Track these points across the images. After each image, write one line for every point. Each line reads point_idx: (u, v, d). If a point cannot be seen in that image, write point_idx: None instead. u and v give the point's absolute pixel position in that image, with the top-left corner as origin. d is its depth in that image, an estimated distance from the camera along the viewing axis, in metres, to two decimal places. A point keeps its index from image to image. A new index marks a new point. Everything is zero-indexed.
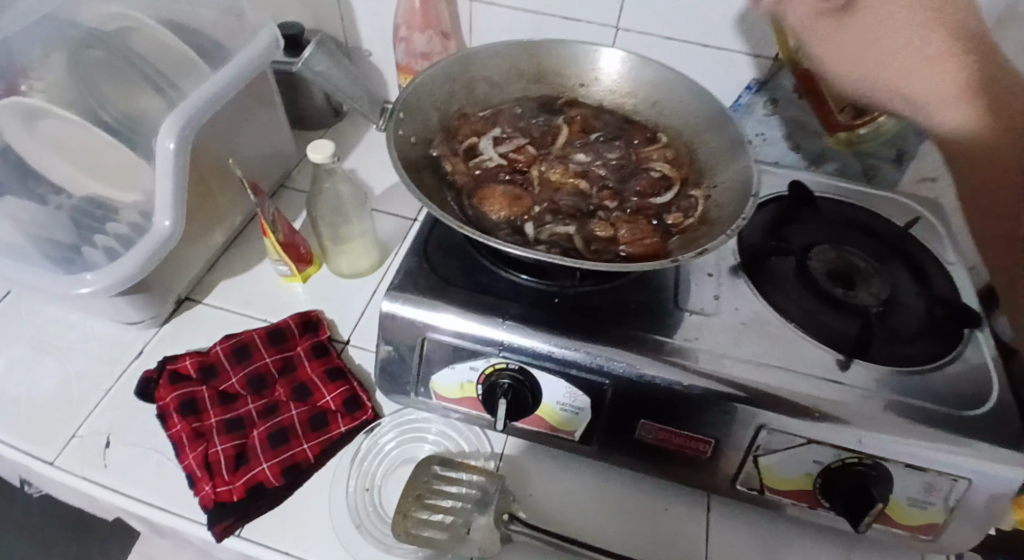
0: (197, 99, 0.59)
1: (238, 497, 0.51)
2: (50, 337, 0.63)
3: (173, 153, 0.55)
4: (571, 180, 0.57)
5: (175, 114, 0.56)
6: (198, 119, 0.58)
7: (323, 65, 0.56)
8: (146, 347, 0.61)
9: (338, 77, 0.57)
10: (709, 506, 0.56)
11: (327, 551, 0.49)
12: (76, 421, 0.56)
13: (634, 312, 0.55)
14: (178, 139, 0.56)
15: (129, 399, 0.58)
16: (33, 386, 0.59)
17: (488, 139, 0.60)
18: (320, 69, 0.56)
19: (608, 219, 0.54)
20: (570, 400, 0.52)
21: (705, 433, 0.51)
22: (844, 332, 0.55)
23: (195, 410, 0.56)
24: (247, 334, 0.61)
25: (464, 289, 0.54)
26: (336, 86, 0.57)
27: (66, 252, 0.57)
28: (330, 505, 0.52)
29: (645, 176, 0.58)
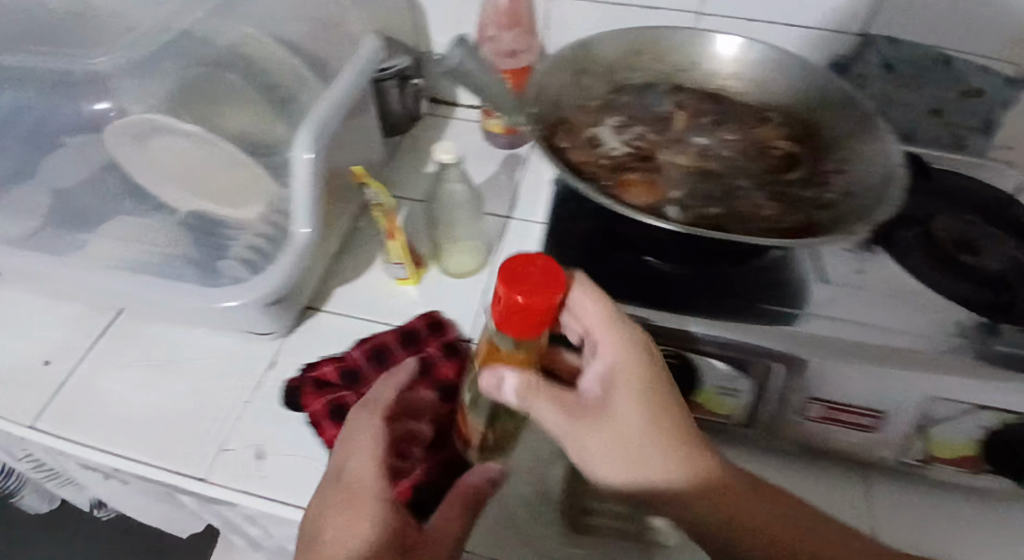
0: (327, 108, 0.58)
1: (406, 499, 0.51)
2: (176, 352, 0.63)
3: (312, 165, 0.54)
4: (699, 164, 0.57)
5: (310, 119, 0.55)
6: (330, 124, 0.57)
7: (459, 57, 0.74)
8: (278, 358, 0.62)
9: (468, 62, 0.73)
10: (859, 482, 0.56)
11: (500, 546, 0.51)
12: (222, 435, 0.56)
13: (773, 290, 0.55)
14: (315, 148, 0.55)
15: (272, 409, 0.58)
16: (171, 404, 0.58)
17: (606, 128, 0.59)
18: (458, 60, 0.73)
19: (748, 200, 0.53)
20: (731, 383, 0.50)
21: (872, 406, 0.49)
22: (983, 297, 0.55)
23: (344, 416, 0.56)
24: (381, 338, 0.61)
25: (607, 280, 0.55)
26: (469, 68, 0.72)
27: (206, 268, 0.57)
28: (498, 500, 0.53)
29: (768, 155, 0.58)
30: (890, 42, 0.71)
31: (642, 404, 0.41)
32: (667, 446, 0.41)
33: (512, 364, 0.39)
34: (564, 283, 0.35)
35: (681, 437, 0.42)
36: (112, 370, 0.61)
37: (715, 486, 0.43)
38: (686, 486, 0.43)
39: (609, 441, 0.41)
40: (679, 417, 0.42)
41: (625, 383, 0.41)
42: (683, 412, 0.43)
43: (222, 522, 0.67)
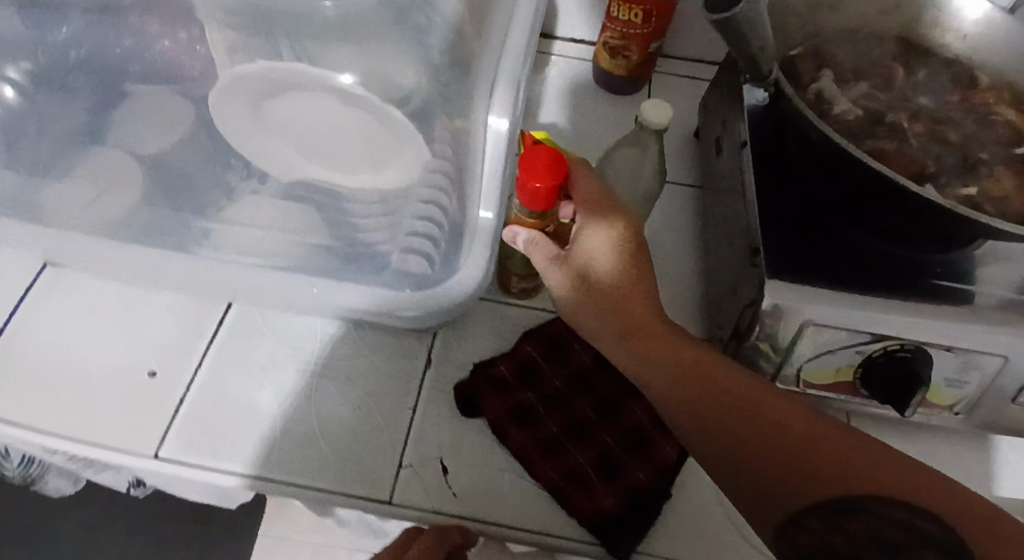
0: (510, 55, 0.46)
1: (622, 510, 0.47)
2: (307, 353, 0.53)
3: (506, 134, 0.43)
4: (936, 131, 0.50)
5: (503, 75, 0.44)
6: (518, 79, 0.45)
7: None
8: (434, 354, 0.54)
9: None
10: None
11: (697, 543, 0.48)
12: (395, 449, 0.49)
13: (998, 275, 0.51)
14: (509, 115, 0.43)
15: (445, 416, 0.51)
16: (323, 415, 0.50)
17: (825, 86, 0.51)
18: None
19: (999, 177, 0.47)
20: (961, 376, 0.49)
21: None
22: None
23: (533, 420, 0.50)
24: (552, 328, 0.55)
25: (832, 265, 0.49)
26: None
27: (369, 256, 0.50)
28: (708, 502, 0.50)
29: (1000, 120, 0.51)
30: None
31: (605, 248, 0.44)
32: (659, 353, 0.42)
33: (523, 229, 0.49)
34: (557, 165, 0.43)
35: (694, 359, 0.41)
36: (237, 377, 0.51)
37: (753, 395, 0.39)
38: (675, 388, 0.41)
39: (580, 282, 0.44)
40: (639, 286, 0.44)
41: (620, 280, 0.44)
42: (676, 327, 0.44)
43: (357, 527, 0.61)
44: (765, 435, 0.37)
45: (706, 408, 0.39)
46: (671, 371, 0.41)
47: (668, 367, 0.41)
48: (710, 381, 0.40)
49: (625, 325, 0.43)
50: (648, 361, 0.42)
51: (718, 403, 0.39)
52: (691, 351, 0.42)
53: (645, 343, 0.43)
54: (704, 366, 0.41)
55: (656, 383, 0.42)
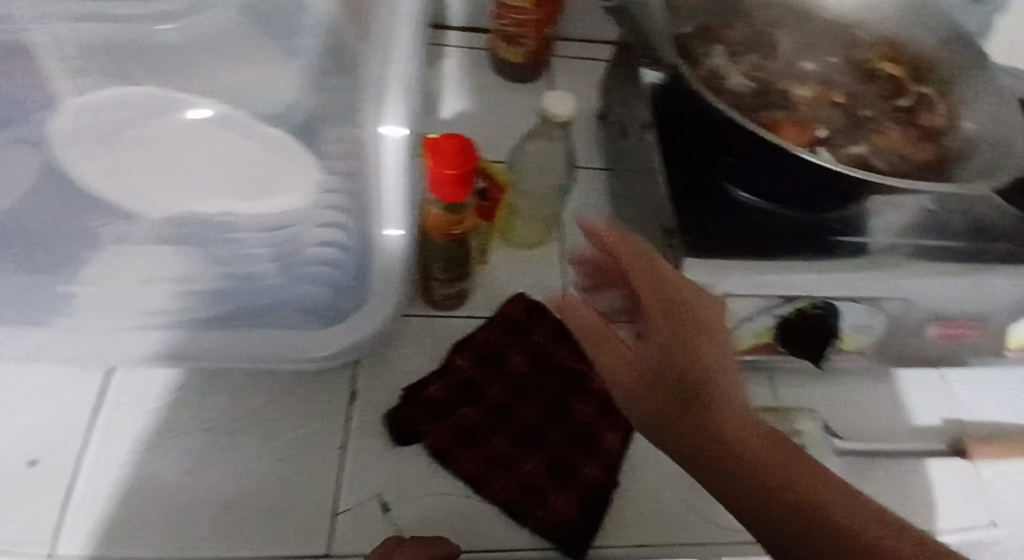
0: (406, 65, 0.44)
1: (577, 511, 0.45)
2: (216, 408, 0.48)
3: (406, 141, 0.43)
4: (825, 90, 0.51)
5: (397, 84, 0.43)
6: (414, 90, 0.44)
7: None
8: (358, 384, 0.50)
9: None
10: (954, 381, 0.60)
11: (652, 528, 0.47)
12: (329, 493, 0.45)
13: (896, 222, 0.53)
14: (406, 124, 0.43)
15: (377, 448, 0.48)
16: (242, 473, 0.45)
17: (716, 57, 0.51)
18: None
19: (882, 131, 0.49)
20: (867, 320, 0.50)
21: (982, 319, 0.53)
22: None
23: (474, 435, 0.47)
24: (481, 337, 0.52)
25: (753, 233, 0.49)
26: None
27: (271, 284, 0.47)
28: (659, 484, 0.49)
29: (877, 76, 0.53)
30: None
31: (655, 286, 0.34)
32: (659, 373, 0.32)
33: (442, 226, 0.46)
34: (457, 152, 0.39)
35: (700, 389, 0.31)
36: (135, 446, 0.46)
37: (776, 446, 0.30)
38: (673, 423, 0.31)
39: (594, 315, 0.36)
40: (690, 329, 0.32)
41: (677, 316, 0.33)
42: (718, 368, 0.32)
43: None
44: (780, 488, 0.28)
45: (710, 450, 0.30)
46: (674, 396, 0.31)
47: (672, 395, 0.32)
48: (721, 417, 0.31)
49: (610, 341, 0.34)
50: (640, 382, 0.33)
51: (730, 443, 0.30)
52: (708, 378, 0.31)
53: (641, 361, 0.33)
54: (713, 390, 0.31)
55: (644, 412, 0.33)
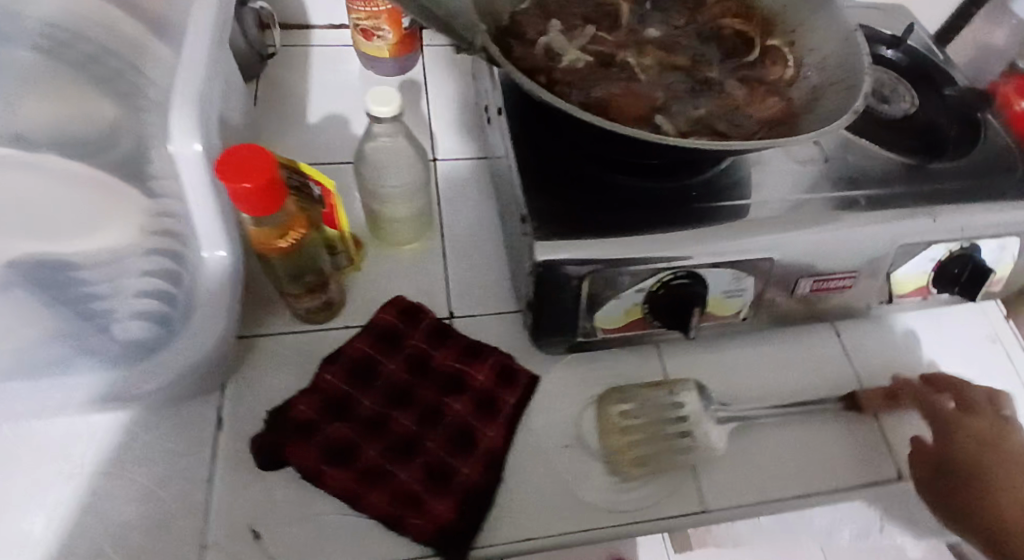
0: (187, 68, 0.40)
1: (457, 515, 0.44)
2: (74, 456, 0.46)
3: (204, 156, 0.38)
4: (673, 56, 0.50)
5: (180, 94, 0.38)
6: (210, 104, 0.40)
7: None
8: (224, 412, 0.48)
9: None
10: (840, 330, 0.61)
11: (538, 521, 0.46)
12: (196, 531, 0.43)
13: (752, 181, 0.54)
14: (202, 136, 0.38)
15: (247, 476, 0.46)
16: (102, 520, 0.43)
17: (557, 34, 0.49)
18: None
19: (725, 92, 0.49)
20: (736, 285, 0.51)
21: (852, 267, 0.53)
22: (911, 144, 0.59)
23: (346, 451, 0.46)
24: (351, 348, 0.50)
25: (602, 211, 0.49)
26: None
27: (83, 327, 0.45)
28: (545, 475, 0.48)
29: (721, 36, 0.53)
30: None
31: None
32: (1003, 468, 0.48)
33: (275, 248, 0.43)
34: (245, 168, 0.36)
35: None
36: None
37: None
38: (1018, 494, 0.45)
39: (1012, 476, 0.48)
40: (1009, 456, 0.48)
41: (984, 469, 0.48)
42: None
43: None
44: None
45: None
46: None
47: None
48: None
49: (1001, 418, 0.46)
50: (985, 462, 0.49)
51: None
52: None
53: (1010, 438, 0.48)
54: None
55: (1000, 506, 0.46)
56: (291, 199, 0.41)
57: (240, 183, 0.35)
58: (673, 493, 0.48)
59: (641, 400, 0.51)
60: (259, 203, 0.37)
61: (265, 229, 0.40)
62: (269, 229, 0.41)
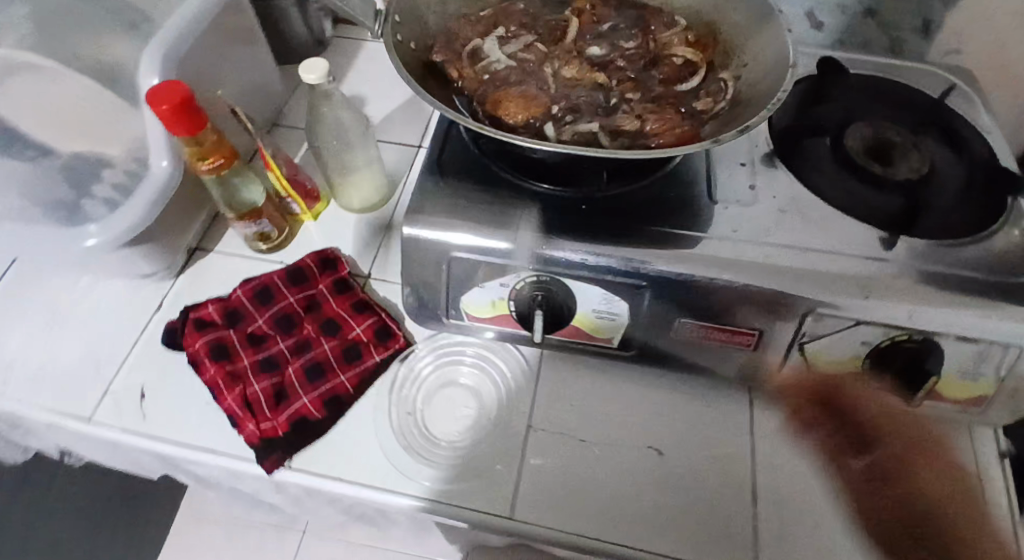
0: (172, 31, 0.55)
1: (284, 432, 0.51)
2: (65, 301, 0.61)
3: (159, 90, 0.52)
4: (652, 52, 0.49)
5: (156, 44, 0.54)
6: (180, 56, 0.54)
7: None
8: (165, 301, 0.60)
9: None
10: (751, 399, 0.56)
11: (352, 466, 0.50)
12: (106, 378, 0.56)
13: (666, 210, 0.52)
14: (162, 74, 0.52)
15: (158, 351, 0.57)
16: (58, 349, 0.58)
17: (492, 40, 0.53)
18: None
19: (633, 112, 0.49)
20: (605, 306, 0.50)
21: (746, 324, 0.49)
22: (888, 212, 0.52)
23: (227, 353, 0.55)
24: (267, 276, 0.59)
25: (489, 205, 0.52)
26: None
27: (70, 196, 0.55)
28: (377, 430, 0.52)
29: (667, 62, 0.53)
30: None
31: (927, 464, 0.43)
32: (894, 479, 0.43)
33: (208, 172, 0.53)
34: (163, 95, 0.47)
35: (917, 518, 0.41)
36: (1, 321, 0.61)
37: None
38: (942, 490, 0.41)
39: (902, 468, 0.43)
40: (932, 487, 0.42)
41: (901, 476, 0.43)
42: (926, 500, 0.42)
43: (135, 463, 0.68)
44: None
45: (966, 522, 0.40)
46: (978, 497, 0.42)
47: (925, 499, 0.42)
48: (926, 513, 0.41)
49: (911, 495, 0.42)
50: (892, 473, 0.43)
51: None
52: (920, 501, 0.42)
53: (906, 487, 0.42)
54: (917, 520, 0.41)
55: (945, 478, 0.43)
56: (210, 125, 0.52)
57: (158, 105, 0.47)
58: (487, 489, 0.50)
59: (484, 390, 0.55)
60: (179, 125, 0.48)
61: (191, 147, 0.51)
62: (196, 153, 0.52)
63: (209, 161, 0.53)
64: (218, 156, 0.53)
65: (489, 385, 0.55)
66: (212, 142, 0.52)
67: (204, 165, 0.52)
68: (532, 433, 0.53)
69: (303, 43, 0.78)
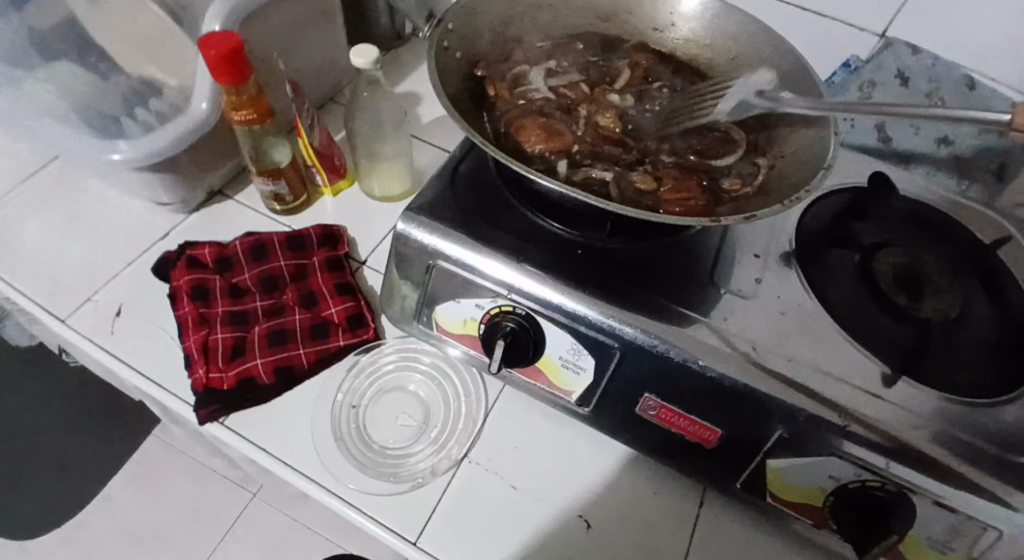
0: None
1: (228, 387, 0.51)
2: (88, 205, 0.65)
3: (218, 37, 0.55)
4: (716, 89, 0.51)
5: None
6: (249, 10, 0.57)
7: None
8: (173, 231, 0.63)
9: None
10: (702, 500, 0.52)
11: (280, 441, 0.50)
12: (94, 286, 0.58)
13: (662, 277, 0.50)
14: (225, 23, 0.55)
15: (147, 275, 0.59)
16: (65, 248, 0.61)
17: (540, 70, 0.55)
18: None
19: (653, 172, 0.49)
20: (573, 357, 0.48)
21: (707, 417, 0.46)
22: (896, 346, 0.48)
23: (205, 296, 0.56)
24: (268, 235, 0.60)
25: (488, 224, 0.51)
26: None
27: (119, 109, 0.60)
28: (315, 412, 0.52)
29: (706, 134, 0.51)
30: (912, 50, 0.62)
31: None
32: None
33: (240, 121, 0.55)
34: (212, 41, 0.49)
35: None
36: (28, 208, 0.64)
37: None
38: None
39: None
40: None
41: None
42: None
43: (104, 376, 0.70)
44: None
45: None
46: None
47: None
48: None
49: None
50: None
51: None
52: None
53: None
54: None
55: None
56: (253, 80, 0.54)
57: (207, 50, 0.49)
58: (403, 506, 0.48)
59: (433, 406, 0.53)
60: (223, 74, 0.50)
61: (230, 95, 0.53)
62: (233, 101, 0.54)
63: (244, 112, 0.54)
64: (252, 109, 0.55)
65: (440, 402, 0.54)
66: (250, 95, 0.54)
67: (238, 115, 0.54)
68: (466, 464, 0.51)
69: (382, 32, 0.81)
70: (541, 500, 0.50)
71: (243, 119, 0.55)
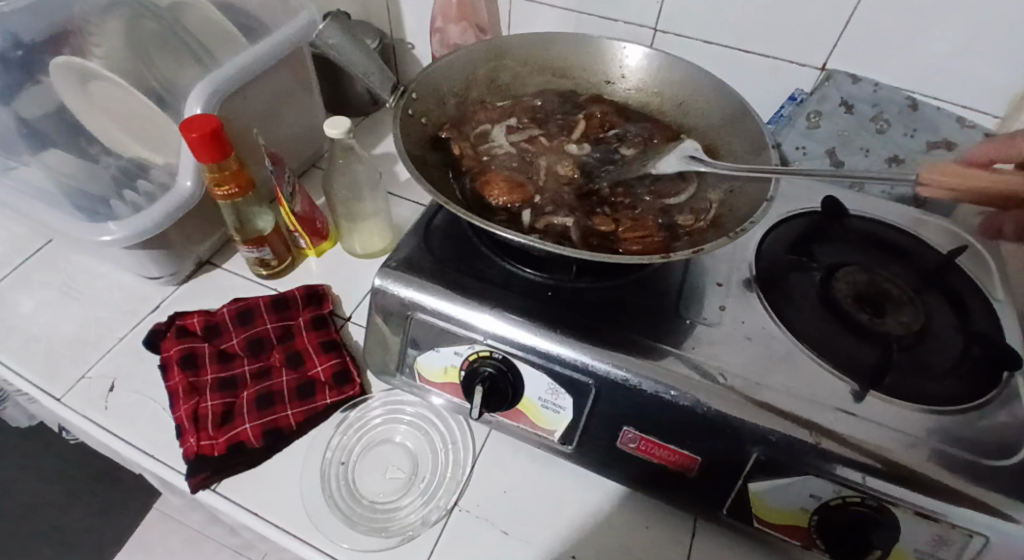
0: (229, 68, 0.62)
1: (219, 452, 0.52)
2: (81, 283, 0.67)
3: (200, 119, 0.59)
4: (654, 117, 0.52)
5: (209, 79, 0.60)
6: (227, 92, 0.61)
7: (336, 39, 0.62)
8: (163, 302, 0.65)
9: (351, 52, 0.63)
10: (693, 530, 0.52)
11: (271, 502, 0.51)
12: (88, 362, 0.60)
13: (631, 312, 0.52)
14: (206, 105, 0.59)
15: (139, 348, 0.61)
16: (59, 326, 0.63)
17: (502, 127, 0.59)
18: (333, 42, 0.63)
19: (612, 214, 0.52)
20: (551, 397, 0.50)
21: (686, 446, 0.47)
22: (862, 361, 0.49)
23: (195, 364, 0.58)
24: (254, 300, 0.62)
25: (461, 274, 0.53)
26: (348, 58, 0.63)
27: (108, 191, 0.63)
28: (305, 471, 0.53)
29: (661, 174, 0.55)
30: (853, 80, 0.66)
31: None
32: None
33: (225, 197, 0.58)
34: (194, 126, 0.52)
35: None
36: (22, 291, 0.67)
37: None
38: None
39: None
40: None
41: None
42: None
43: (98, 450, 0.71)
44: None
45: None
46: None
47: None
48: None
49: None
50: None
51: None
52: None
53: None
54: None
55: None
56: (234, 156, 0.57)
57: (189, 134, 0.52)
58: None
59: (421, 456, 0.54)
60: (205, 156, 0.54)
61: (212, 173, 0.57)
62: (217, 179, 0.57)
63: (228, 187, 0.58)
64: (234, 183, 0.58)
65: (427, 451, 0.55)
66: (231, 171, 0.57)
67: (223, 191, 0.58)
68: (456, 512, 0.51)
69: (358, 102, 0.85)
70: (534, 542, 0.50)
71: (227, 194, 0.58)
